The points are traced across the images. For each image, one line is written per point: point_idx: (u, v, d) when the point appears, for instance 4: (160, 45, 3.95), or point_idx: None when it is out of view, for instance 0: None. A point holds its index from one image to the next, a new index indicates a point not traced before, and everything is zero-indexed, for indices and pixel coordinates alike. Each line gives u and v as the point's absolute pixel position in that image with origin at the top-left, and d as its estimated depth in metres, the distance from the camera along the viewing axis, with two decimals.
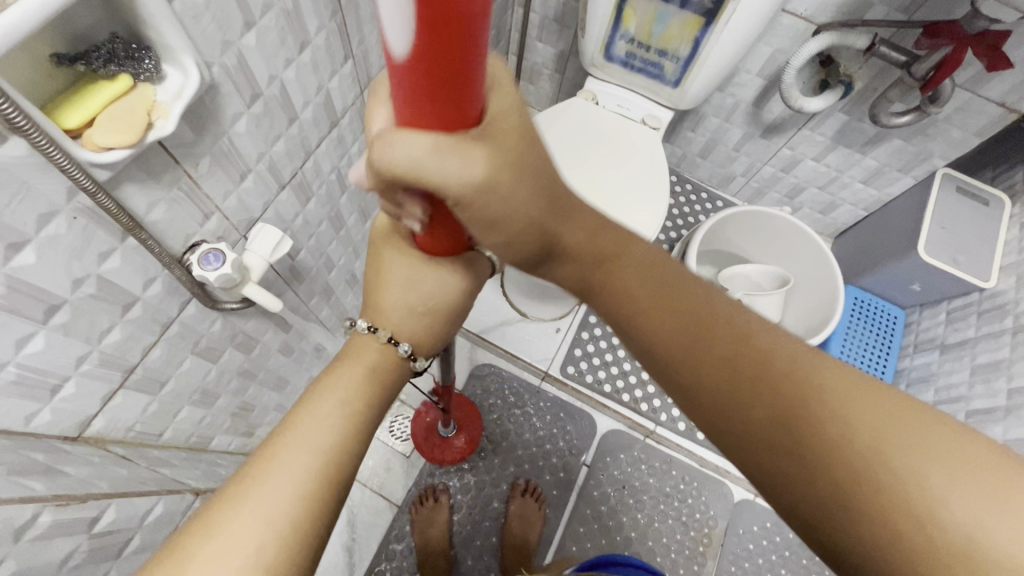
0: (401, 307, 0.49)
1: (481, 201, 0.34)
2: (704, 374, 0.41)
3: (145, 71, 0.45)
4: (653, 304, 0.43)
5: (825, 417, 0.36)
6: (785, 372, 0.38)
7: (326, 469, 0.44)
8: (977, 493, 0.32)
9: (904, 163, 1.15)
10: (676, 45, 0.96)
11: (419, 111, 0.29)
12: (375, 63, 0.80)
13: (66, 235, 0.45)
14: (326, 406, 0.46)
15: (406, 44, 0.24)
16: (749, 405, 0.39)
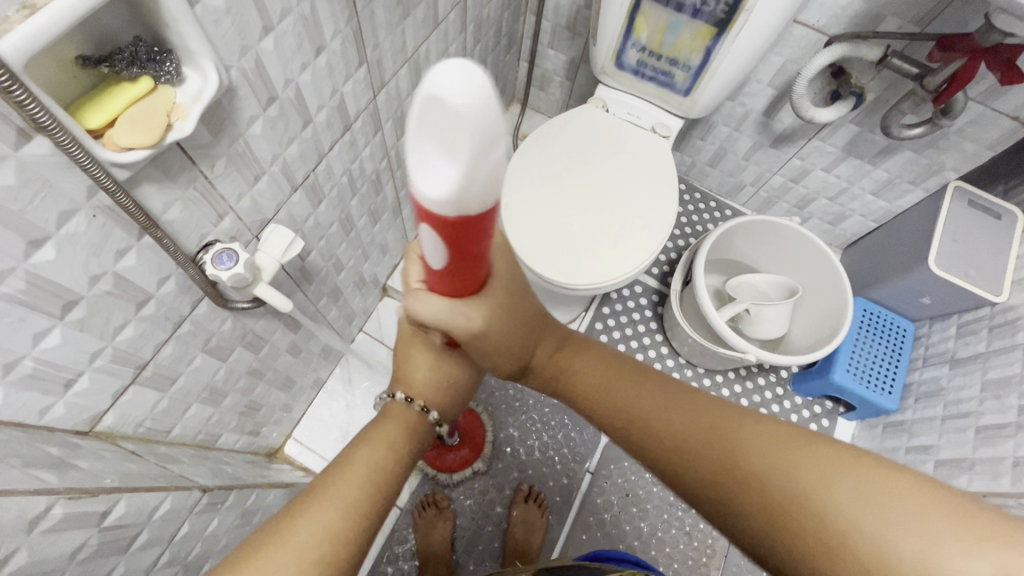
0: (430, 385, 0.56)
1: (485, 339, 0.47)
2: (693, 473, 0.47)
3: (166, 73, 0.46)
4: (649, 407, 0.52)
5: (767, 480, 0.43)
6: (731, 437, 0.47)
7: (376, 495, 0.47)
8: (906, 524, 0.37)
9: (915, 175, 1.14)
10: (686, 55, 0.96)
11: (442, 281, 0.37)
12: (389, 68, 0.81)
13: (86, 232, 0.46)
14: (366, 465, 0.49)
15: (442, 257, 0.31)
16: (712, 478, 0.46)
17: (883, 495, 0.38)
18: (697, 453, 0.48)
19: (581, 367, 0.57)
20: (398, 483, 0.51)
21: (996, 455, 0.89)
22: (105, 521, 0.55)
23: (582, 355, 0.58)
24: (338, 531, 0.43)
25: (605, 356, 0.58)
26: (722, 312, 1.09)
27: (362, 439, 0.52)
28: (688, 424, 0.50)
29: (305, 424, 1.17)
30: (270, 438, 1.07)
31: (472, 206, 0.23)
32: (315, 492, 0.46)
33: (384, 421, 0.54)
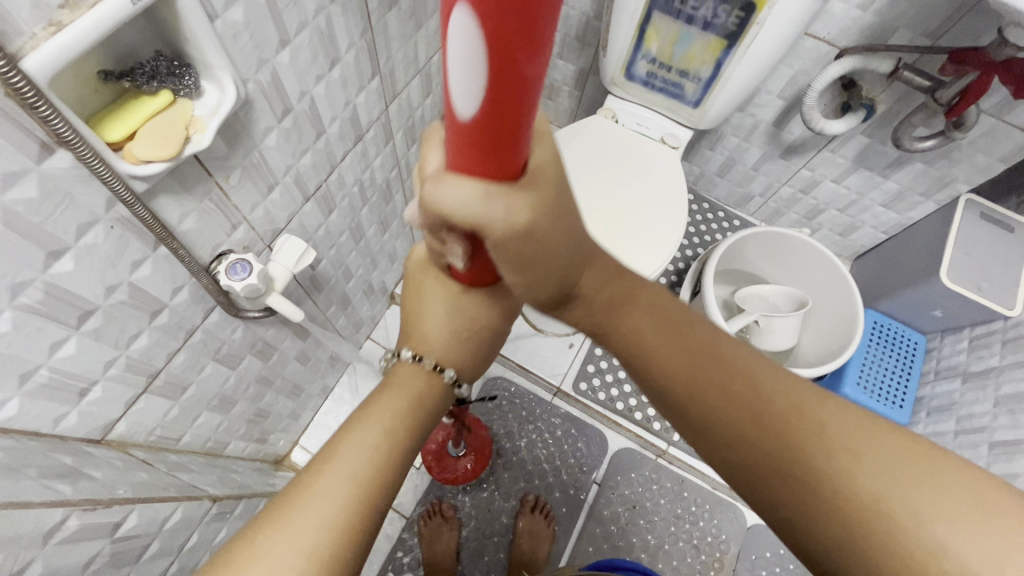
0: (442, 335, 0.52)
1: (517, 241, 0.35)
2: (722, 416, 0.44)
3: (185, 87, 0.46)
4: (669, 343, 0.47)
5: (810, 446, 0.40)
6: (782, 406, 0.42)
7: (384, 464, 0.46)
8: (954, 520, 0.35)
9: (926, 188, 1.14)
10: (697, 66, 0.96)
11: (471, 166, 0.30)
12: (401, 79, 0.81)
13: (103, 243, 0.46)
14: (371, 431, 0.47)
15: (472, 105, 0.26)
16: (749, 436, 0.42)
17: (925, 476, 0.37)
18: (749, 415, 0.43)
19: (616, 308, 0.48)
20: (410, 442, 0.49)
21: (1010, 471, 0.88)
22: (117, 532, 0.56)
23: (631, 302, 0.48)
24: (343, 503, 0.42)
25: (634, 280, 0.48)
26: (732, 323, 1.08)
27: (366, 407, 0.50)
28: (741, 380, 0.44)
29: (312, 432, 1.17)
30: (277, 445, 1.08)
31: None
32: (322, 459, 0.45)
33: (392, 386, 0.52)
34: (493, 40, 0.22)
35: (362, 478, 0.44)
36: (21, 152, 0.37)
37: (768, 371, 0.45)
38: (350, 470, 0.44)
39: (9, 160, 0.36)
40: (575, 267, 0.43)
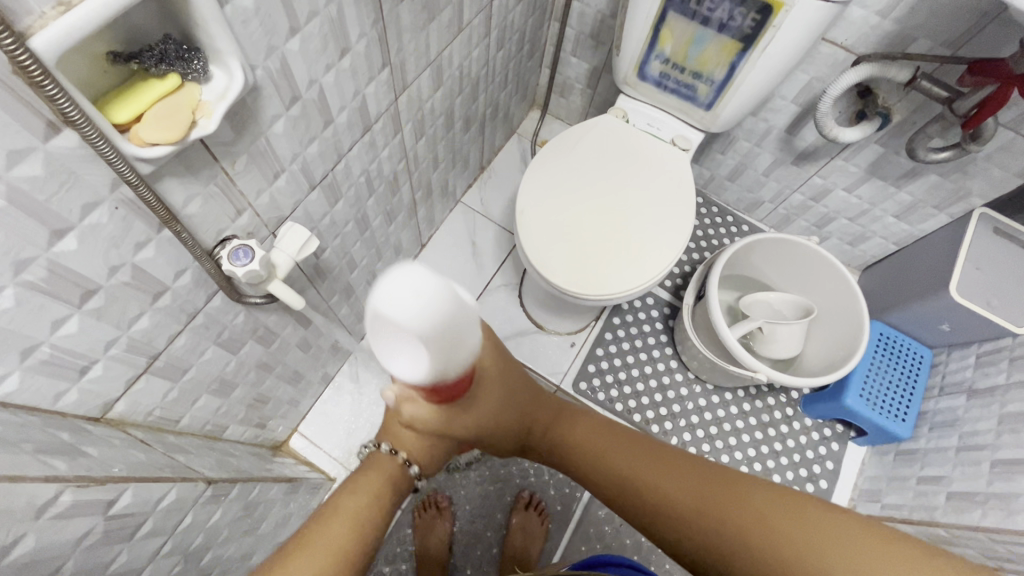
0: (417, 439, 0.61)
1: (490, 402, 0.60)
2: (705, 538, 0.55)
3: (193, 71, 0.47)
4: (631, 457, 0.65)
5: (781, 540, 0.51)
6: (739, 502, 0.55)
7: (366, 528, 0.56)
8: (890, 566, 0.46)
9: (940, 201, 1.12)
10: (711, 69, 0.94)
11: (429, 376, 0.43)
12: (411, 70, 0.81)
13: (108, 224, 0.47)
14: (352, 505, 0.57)
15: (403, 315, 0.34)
16: (733, 547, 0.53)
17: (860, 543, 0.49)
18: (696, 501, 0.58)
19: (563, 421, 0.71)
20: (384, 513, 0.59)
21: (1011, 491, 0.87)
22: (111, 510, 0.51)
23: (574, 420, 0.72)
24: (333, 560, 0.53)
25: (570, 416, 0.72)
26: (736, 329, 1.07)
27: (357, 480, 0.60)
28: (705, 494, 0.58)
29: (311, 419, 1.19)
30: (276, 431, 1.09)
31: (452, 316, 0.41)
32: (313, 529, 0.55)
33: (373, 470, 0.62)
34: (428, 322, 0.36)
35: (350, 541, 0.55)
36: (27, 129, 0.37)
37: (711, 471, 0.60)
38: (338, 536, 0.54)
39: (15, 137, 0.37)
40: (515, 403, 0.65)
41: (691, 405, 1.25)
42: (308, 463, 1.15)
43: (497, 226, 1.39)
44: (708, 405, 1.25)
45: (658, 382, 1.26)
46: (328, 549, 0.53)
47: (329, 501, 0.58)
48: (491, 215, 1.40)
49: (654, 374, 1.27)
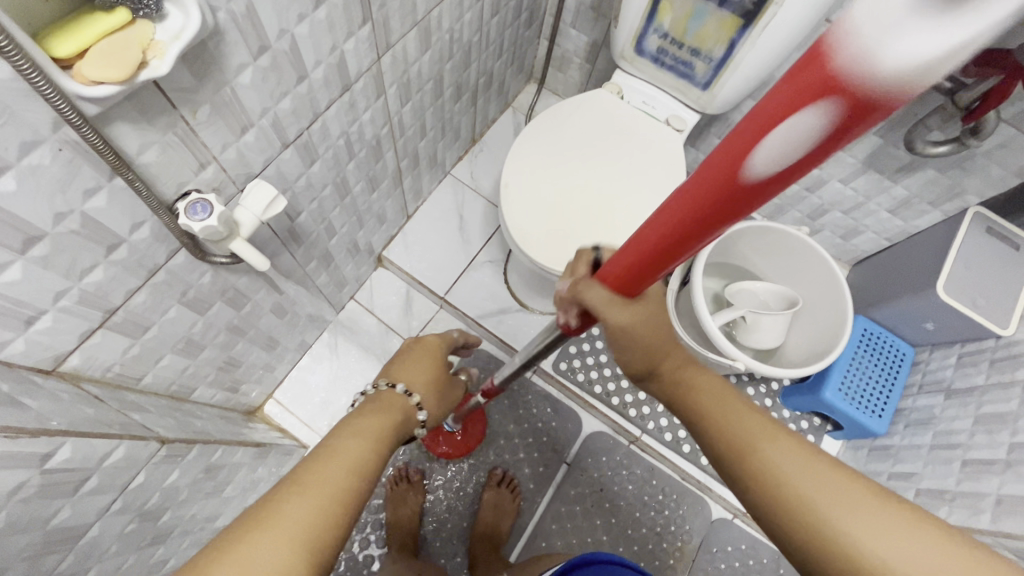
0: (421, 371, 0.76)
1: (645, 331, 0.47)
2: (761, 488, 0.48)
3: (145, 7, 0.43)
4: (728, 409, 0.52)
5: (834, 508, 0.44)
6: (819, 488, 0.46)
7: (364, 475, 0.56)
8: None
9: (935, 197, 1.10)
10: (710, 46, 0.90)
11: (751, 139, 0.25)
12: (395, 29, 0.78)
13: (51, 166, 0.44)
14: (355, 449, 0.57)
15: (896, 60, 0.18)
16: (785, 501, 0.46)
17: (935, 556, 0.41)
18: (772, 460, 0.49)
19: (687, 375, 0.53)
20: (381, 461, 0.60)
21: (979, 490, 0.87)
22: (49, 463, 0.50)
23: (701, 375, 0.53)
24: (337, 497, 0.51)
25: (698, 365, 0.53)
26: (717, 318, 1.06)
27: (348, 428, 0.61)
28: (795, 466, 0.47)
29: (287, 387, 1.18)
30: (250, 396, 1.08)
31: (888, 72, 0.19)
32: (315, 464, 0.54)
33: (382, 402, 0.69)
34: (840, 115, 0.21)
35: (355, 478, 0.54)
36: None
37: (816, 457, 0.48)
38: (340, 475, 0.53)
39: None
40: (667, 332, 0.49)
41: None
42: (282, 430, 1.15)
43: (486, 201, 1.36)
44: None
45: None
46: (335, 484, 0.52)
47: (329, 443, 0.57)
48: (481, 189, 1.37)
49: None
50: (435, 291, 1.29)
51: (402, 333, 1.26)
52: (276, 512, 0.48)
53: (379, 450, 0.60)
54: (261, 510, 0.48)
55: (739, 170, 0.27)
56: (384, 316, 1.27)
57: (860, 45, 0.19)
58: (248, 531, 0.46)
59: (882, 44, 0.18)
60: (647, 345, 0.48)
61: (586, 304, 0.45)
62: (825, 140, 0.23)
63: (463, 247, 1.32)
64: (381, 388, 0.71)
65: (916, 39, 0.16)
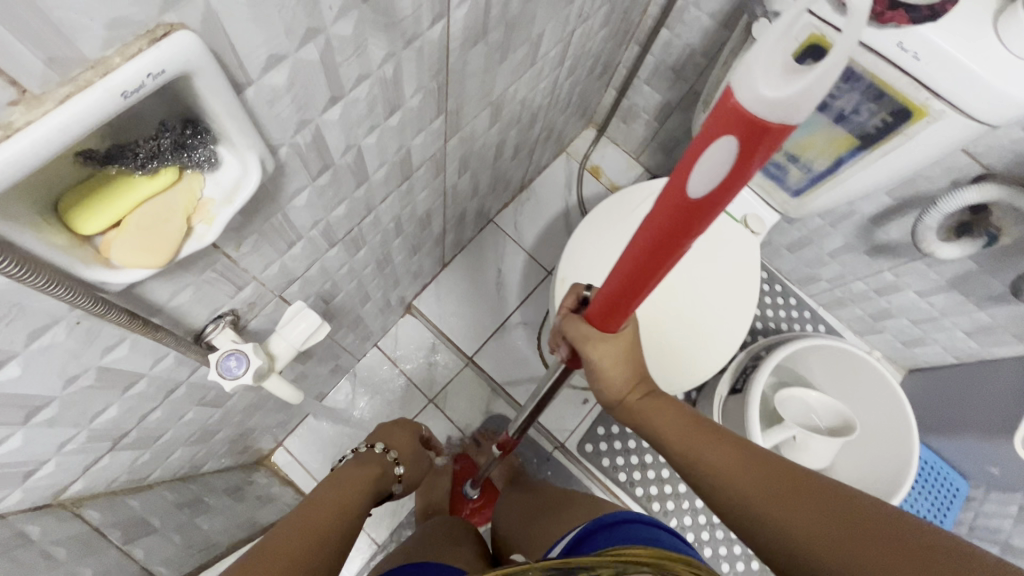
0: (405, 442, 0.82)
1: (621, 357, 0.50)
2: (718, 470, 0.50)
3: (195, 164, 0.35)
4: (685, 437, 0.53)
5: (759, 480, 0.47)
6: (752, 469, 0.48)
7: (344, 515, 0.62)
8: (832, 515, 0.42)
9: (1023, 331, 1.00)
10: (812, 156, 0.81)
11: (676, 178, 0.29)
12: (469, 112, 0.68)
13: (64, 341, 0.37)
14: (335, 496, 0.65)
15: (772, 96, 0.22)
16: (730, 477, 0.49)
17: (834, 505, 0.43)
18: (746, 470, 0.49)
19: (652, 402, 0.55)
20: (359, 505, 0.67)
21: None
22: None
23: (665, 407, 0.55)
24: (328, 534, 0.57)
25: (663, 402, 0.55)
26: (767, 436, 0.97)
27: (331, 481, 0.68)
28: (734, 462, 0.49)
29: (298, 435, 1.12)
30: (260, 449, 1.03)
31: (761, 114, 0.23)
32: (304, 511, 0.60)
33: (366, 457, 0.76)
34: (744, 143, 0.25)
35: (339, 519, 0.61)
36: None
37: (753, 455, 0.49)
38: (327, 517, 0.60)
39: None
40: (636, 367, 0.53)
41: None
42: (289, 481, 1.09)
43: (527, 254, 1.28)
44: None
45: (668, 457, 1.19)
46: (325, 522, 0.59)
47: (313, 496, 0.64)
48: (523, 240, 1.28)
49: None
50: (463, 348, 1.21)
51: (423, 388, 1.19)
52: (274, 548, 0.52)
53: (361, 500, 0.67)
54: (263, 546, 0.52)
55: (685, 192, 0.29)
56: (406, 369, 1.19)
57: (741, 98, 0.24)
58: (255, 561, 0.49)
59: (752, 92, 0.23)
60: (622, 374, 0.51)
61: (573, 335, 0.49)
62: (728, 176, 0.26)
63: (498, 304, 1.24)
64: (360, 451, 0.78)
65: (783, 92, 0.22)
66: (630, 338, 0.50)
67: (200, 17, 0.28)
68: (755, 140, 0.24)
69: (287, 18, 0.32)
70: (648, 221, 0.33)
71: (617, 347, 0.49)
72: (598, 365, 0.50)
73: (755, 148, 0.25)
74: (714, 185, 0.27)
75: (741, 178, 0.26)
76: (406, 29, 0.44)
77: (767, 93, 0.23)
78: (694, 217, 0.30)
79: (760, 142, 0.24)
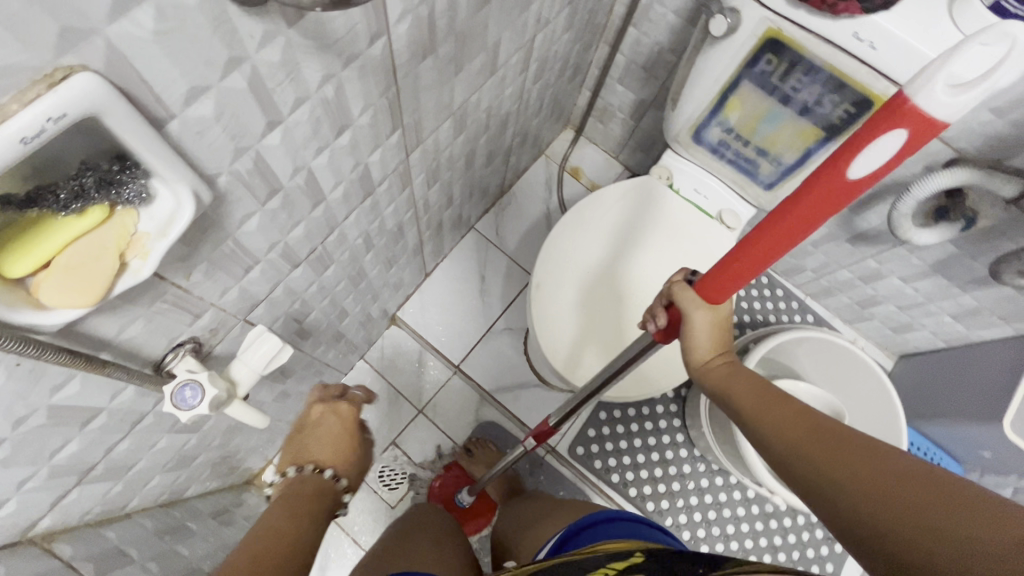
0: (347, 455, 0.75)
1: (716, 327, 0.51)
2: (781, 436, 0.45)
3: (125, 200, 0.35)
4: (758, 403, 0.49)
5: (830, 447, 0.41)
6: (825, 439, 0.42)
7: (299, 533, 0.55)
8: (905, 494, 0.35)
9: (1007, 313, 0.99)
10: (780, 149, 0.80)
11: (833, 160, 0.33)
12: (429, 125, 0.68)
13: (5, 383, 0.36)
14: (284, 517, 0.57)
15: (952, 98, 0.26)
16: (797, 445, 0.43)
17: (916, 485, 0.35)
18: (815, 438, 0.42)
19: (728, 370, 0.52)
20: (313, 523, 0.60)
21: None
22: None
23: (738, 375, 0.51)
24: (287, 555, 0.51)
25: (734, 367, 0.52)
26: None
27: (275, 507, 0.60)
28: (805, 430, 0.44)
29: None
30: (249, 469, 1.03)
31: (932, 111, 0.27)
32: (253, 537, 0.52)
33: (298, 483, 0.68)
34: (914, 134, 0.28)
35: (296, 538, 0.54)
36: None
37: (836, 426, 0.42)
38: (280, 539, 0.53)
39: None
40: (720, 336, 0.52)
41: (691, 484, 1.17)
42: None
43: (510, 259, 1.27)
44: (710, 487, 1.17)
45: (660, 456, 1.19)
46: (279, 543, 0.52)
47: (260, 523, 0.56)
48: (505, 246, 1.28)
49: (658, 447, 1.19)
50: (449, 356, 1.21)
51: (411, 399, 1.18)
52: None
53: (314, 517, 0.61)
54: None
55: (840, 175, 0.32)
56: (393, 380, 1.19)
57: (919, 98, 0.27)
58: None
59: (930, 93, 0.27)
60: (713, 341, 0.52)
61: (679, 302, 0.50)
62: (888, 162, 0.30)
63: (483, 310, 1.24)
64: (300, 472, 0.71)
65: (956, 93, 0.26)
66: (724, 312, 0.51)
67: (102, 56, 0.27)
68: (922, 131, 0.28)
69: (204, 51, 0.32)
70: (787, 201, 0.36)
71: (716, 317, 0.51)
72: (691, 331, 0.51)
73: (921, 137, 0.29)
74: (870, 171, 0.31)
75: (895, 165, 0.30)
76: (343, 50, 0.43)
77: (941, 93, 0.26)
78: (838, 201, 0.34)
79: (926, 140, 0.28)
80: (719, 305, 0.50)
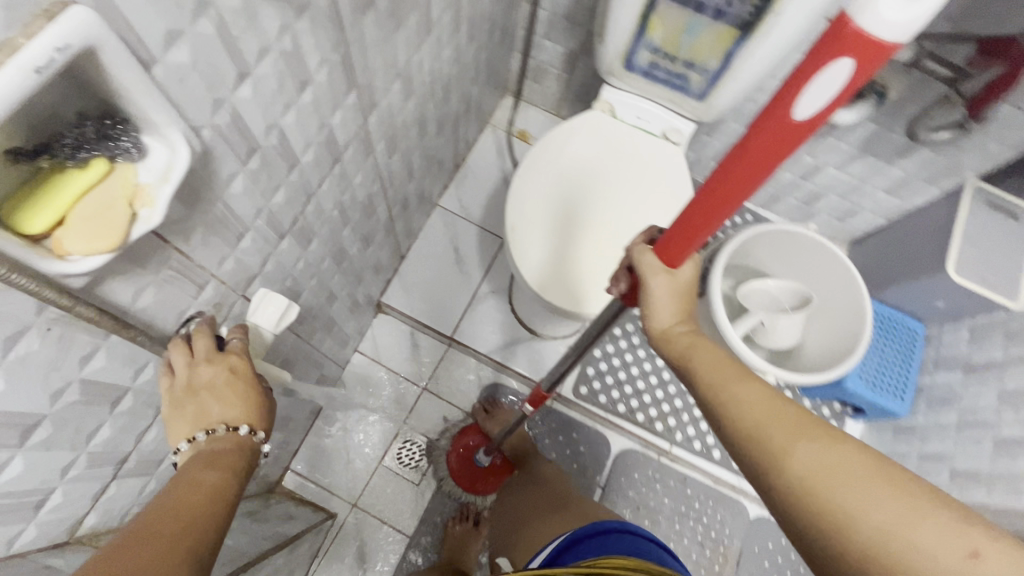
0: None
1: (678, 295, 0.52)
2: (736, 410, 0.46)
3: (123, 151, 0.37)
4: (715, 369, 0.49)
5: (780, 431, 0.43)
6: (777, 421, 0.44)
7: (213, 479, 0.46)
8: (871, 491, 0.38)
9: (931, 174, 1.09)
10: (705, 58, 0.87)
11: (782, 95, 0.31)
12: (380, 86, 0.71)
13: (41, 350, 0.38)
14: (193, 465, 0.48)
15: (895, 21, 0.25)
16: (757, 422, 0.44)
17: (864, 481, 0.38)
18: (774, 417, 0.44)
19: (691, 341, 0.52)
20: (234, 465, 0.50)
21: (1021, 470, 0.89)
22: None
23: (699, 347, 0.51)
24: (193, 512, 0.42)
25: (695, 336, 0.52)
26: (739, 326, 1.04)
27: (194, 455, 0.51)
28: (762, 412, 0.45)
29: (303, 455, 1.13)
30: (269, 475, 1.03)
31: (872, 33, 0.26)
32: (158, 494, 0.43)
33: None
34: (861, 59, 0.27)
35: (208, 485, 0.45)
36: None
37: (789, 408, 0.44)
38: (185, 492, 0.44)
39: None
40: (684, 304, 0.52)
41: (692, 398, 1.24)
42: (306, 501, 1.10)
43: (479, 228, 1.31)
44: None
45: (659, 379, 1.25)
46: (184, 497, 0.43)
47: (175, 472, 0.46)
48: (472, 216, 1.31)
49: (655, 371, 1.25)
50: (441, 330, 1.23)
51: (412, 379, 1.20)
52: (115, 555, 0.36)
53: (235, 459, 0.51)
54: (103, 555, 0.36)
55: (789, 112, 0.31)
56: (392, 365, 1.21)
57: (862, 20, 0.26)
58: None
59: (873, 14, 0.25)
60: (674, 309, 0.52)
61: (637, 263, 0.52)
62: (836, 94, 0.29)
63: (463, 280, 1.27)
64: None
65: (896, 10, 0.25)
66: (685, 277, 0.51)
67: None
68: (867, 58, 0.27)
69: None
70: (741, 144, 0.36)
71: (675, 282, 0.51)
72: (650, 300, 0.52)
73: (865, 68, 0.27)
74: (818, 107, 0.30)
75: (844, 97, 0.29)
76: None
77: (883, 16, 0.25)
78: (791, 141, 0.33)
79: (875, 63, 0.27)
80: (680, 269, 0.51)
